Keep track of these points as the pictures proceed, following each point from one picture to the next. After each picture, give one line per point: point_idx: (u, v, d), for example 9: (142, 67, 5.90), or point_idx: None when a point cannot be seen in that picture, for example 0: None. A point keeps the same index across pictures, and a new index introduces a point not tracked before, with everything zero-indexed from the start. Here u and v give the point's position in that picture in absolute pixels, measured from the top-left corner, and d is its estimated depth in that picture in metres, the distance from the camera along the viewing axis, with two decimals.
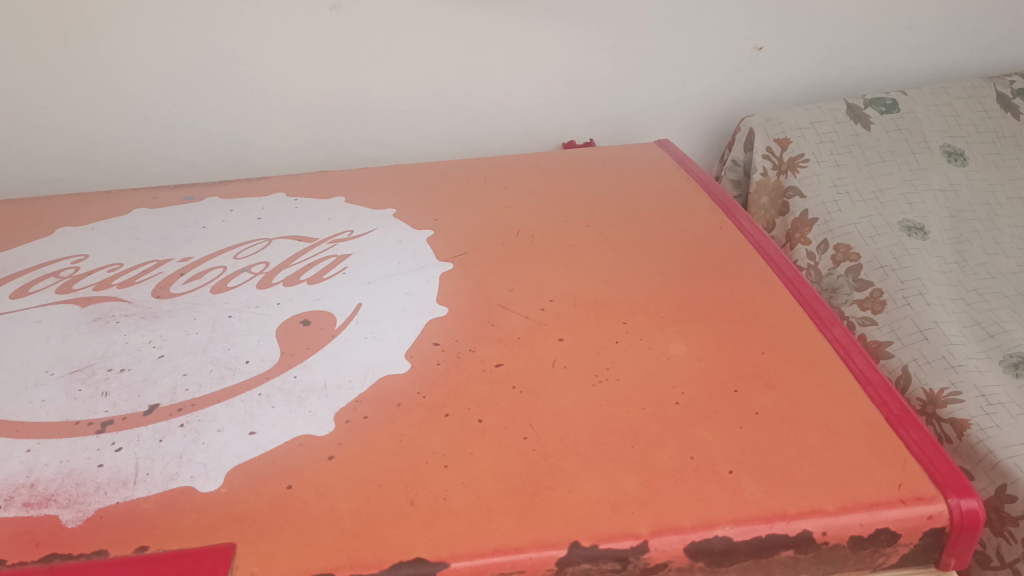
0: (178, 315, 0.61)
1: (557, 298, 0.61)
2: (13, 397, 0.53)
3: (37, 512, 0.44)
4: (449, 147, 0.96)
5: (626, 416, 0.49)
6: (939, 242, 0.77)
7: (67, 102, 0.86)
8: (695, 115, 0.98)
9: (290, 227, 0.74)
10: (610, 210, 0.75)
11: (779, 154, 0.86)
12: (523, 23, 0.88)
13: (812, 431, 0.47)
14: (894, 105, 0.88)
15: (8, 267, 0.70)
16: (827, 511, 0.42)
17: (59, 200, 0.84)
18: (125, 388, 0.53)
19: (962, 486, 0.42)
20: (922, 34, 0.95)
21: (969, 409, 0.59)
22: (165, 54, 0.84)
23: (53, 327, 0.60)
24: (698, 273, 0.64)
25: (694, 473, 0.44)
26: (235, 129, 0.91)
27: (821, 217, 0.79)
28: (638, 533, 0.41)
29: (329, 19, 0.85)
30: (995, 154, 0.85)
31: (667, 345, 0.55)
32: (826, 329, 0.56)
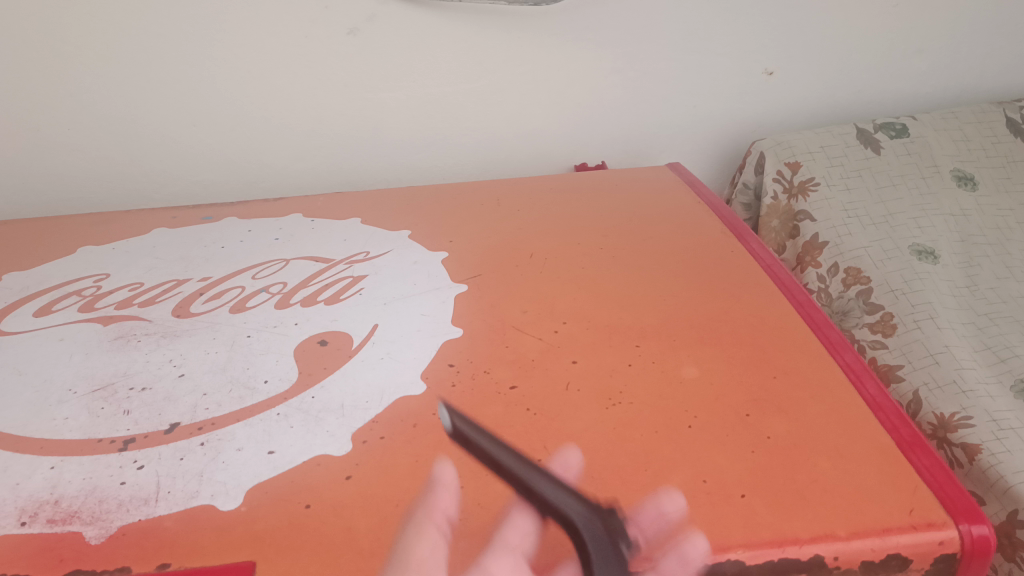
0: (197, 335, 0.62)
1: (570, 320, 0.62)
2: (37, 415, 0.54)
3: (61, 528, 0.45)
4: (462, 169, 0.98)
5: (640, 439, 0.49)
6: (950, 267, 0.77)
7: (90, 123, 0.88)
8: (706, 138, 1.00)
9: (307, 248, 0.75)
10: (622, 232, 0.76)
11: (789, 178, 0.87)
12: (537, 48, 0.89)
13: (823, 457, 0.47)
14: (903, 130, 0.89)
15: (32, 286, 0.72)
16: (839, 536, 0.42)
17: (80, 219, 0.85)
18: (147, 406, 0.54)
19: (973, 512, 0.43)
20: (932, 59, 0.96)
21: (980, 433, 0.59)
22: (184, 77, 0.86)
23: (75, 346, 0.62)
24: (710, 295, 0.65)
25: (706, 496, 0.45)
26: (253, 149, 0.92)
27: (831, 241, 0.80)
28: (651, 556, 0.41)
29: (345, 43, 0.86)
30: (1005, 178, 0.86)
31: (680, 369, 0.56)
32: (837, 354, 0.56)
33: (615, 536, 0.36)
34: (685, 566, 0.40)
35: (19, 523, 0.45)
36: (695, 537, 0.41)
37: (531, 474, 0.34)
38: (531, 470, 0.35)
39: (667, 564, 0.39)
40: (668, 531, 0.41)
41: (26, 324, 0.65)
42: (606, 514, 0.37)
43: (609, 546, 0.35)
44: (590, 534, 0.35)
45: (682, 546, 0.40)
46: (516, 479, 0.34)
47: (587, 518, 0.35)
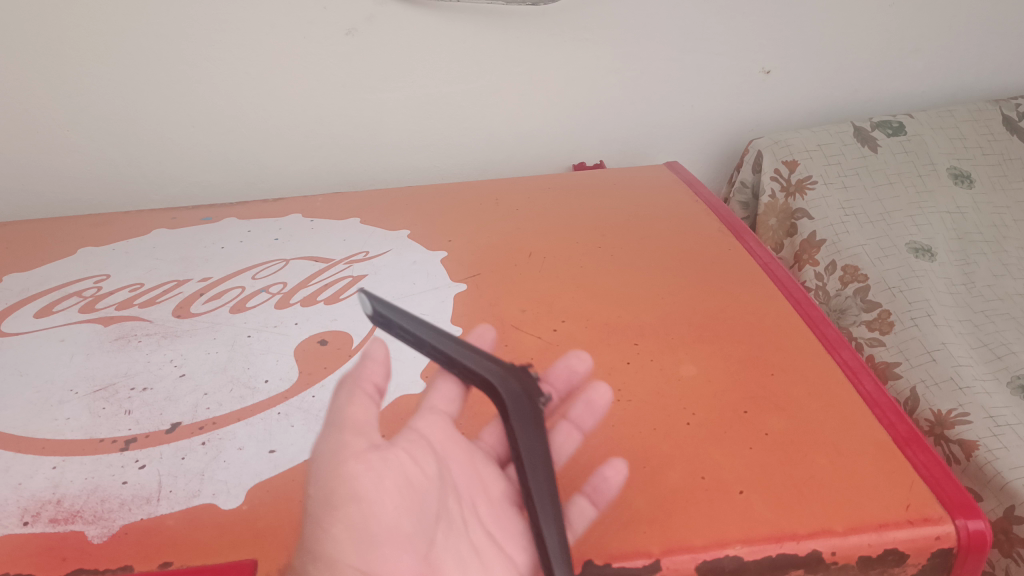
0: (198, 335, 0.62)
1: (569, 319, 0.62)
2: (38, 415, 0.54)
3: (63, 527, 0.45)
4: (462, 169, 0.99)
5: (638, 436, 0.49)
6: (946, 264, 0.78)
7: (89, 125, 0.89)
8: (702, 137, 1.01)
9: (306, 248, 0.75)
10: (620, 231, 0.77)
11: (786, 176, 0.87)
12: (535, 48, 0.89)
13: (821, 453, 0.47)
14: (900, 128, 0.89)
15: (32, 286, 0.72)
16: (836, 531, 0.42)
17: (80, 220, 0.85)
18: (148, 406, 0.54)
19: (969, 507, 0.43)
20: (928, 58, 0.96)
21: (977, 429, 0.60)
22: (181, 78, 0.86)
23: (76, 347, 0.62)
24: (709, 293, 0.65)
25: (704, 493, 0.45)
26: (252, 150, 0.93)
27: (829, 238, 0.80)
28: (650, 552, 0.42)
29: (344, 44, 0.85)
30: (1001, 176, 0.86)
31: (678, 367, 0.56)
32: (834, 350, 0.57)
33: (530, 394, 0.43)
34: (592, 410, 0.48)
35: (22, 523, 0.45)
36: (599, 386, 0.49)
37: (446, 342, 0.41)
38: (446, 340, 0.41)
39: (576, 412, 0.48)
40: (576, 386, 0.49)
41: (27, 325, 0.66)
42: (522, 375, 0.43)
43: (525, 401, 0.42)
44: (509, 394, 0.42)
45: (587, 394, 0.49)
46: (435, 351, 0.40)
47: (502, 378, 0.42)
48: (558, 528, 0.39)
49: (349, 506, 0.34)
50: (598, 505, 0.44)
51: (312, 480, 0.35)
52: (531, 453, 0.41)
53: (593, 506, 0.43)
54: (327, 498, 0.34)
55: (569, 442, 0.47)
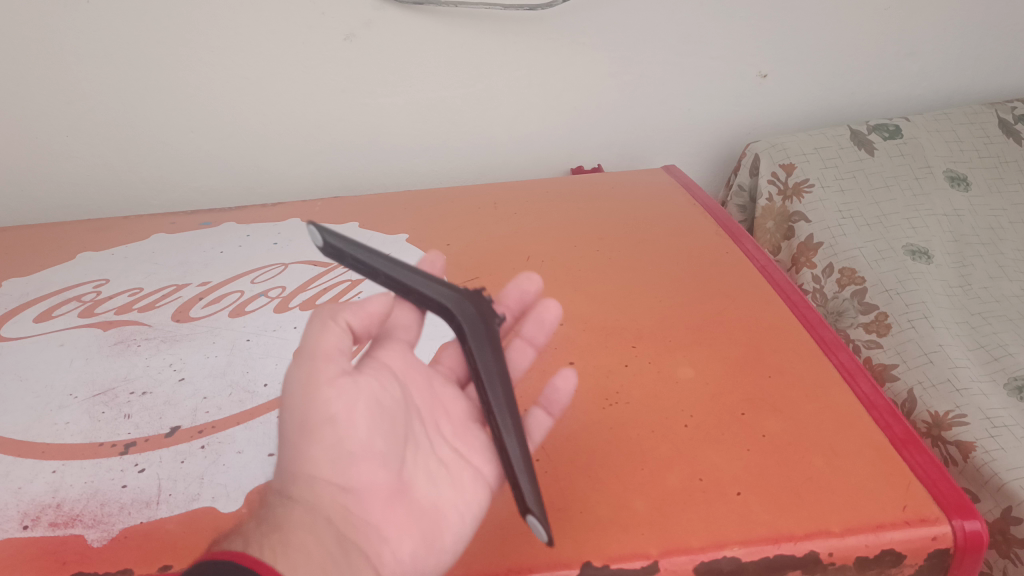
0: (197, 339, 0.63)
1: (567, 322, 0.63)
2: (38, 419, 0.55)
3: (63, 531, 0.45)
4: (460, 173, 0.99)
5: (636, 439, 0.50)
6: (943, 266, 0.78)
7: (88, 131, 0.89)
8: (699, 140, 1.01)
9: (305, 252, 0.76)
10: (617, 234, 0.77)
11: (783, 179, 0.87)
12: (533, 52, 0.89)
13: (819, 455, 0.48)
14: (897, 131, 0.89)
15: (31, 291, 0.72)
16: (834, 532, 0.42)
17: (79, 225, 0.86)
18: (147, 411, 0.55)
19: (965, 507, 0.43)
20: (925, 61, 0.97)
21: (974, 431, 0.60)
22: (181, 84, 0.86)
23: (76, 351, 0.62)
24: (705, 296, 0.65)
25: (702, 494, 0.45)
26: (251, 155, 0.93)
27: (826, 241, 0.81)
28: (648, 553, 0.42)
29: (343, 49, 0.86)
30: (997, 178, 0.87)
31: (675, 369, 0.56)
32: (831, 353, 0.57)
33: (486, 316, 0.43)
34: (542, 327, 0.51)
35: (22, 527, 0.45)
36: (549, 304, 0.51)
37: (403, 272, 0.41)
38: (403, 270, 0.41)
39: (528, 330, 0.51)
40: (527, 304, 0.52)
41: (26, 329, 0.66)
42: (478, 299, 0.44)
43: (481, 323, 0.43)
44: (464, 316, 0.42)
45: (536, 312, 0.51)
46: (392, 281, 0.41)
47: (458, 302, 0.42)
48: (519, 441, 0.40)
49: (325, 426, 0.39)
50: (553, 414, 0.48)
51: (288, 407, 0.40)
52: (490, 372, 0.41)
53: (549, 416, 0.48)
54: (303, 421, 0.39)
55: (524, 356, 0.50)
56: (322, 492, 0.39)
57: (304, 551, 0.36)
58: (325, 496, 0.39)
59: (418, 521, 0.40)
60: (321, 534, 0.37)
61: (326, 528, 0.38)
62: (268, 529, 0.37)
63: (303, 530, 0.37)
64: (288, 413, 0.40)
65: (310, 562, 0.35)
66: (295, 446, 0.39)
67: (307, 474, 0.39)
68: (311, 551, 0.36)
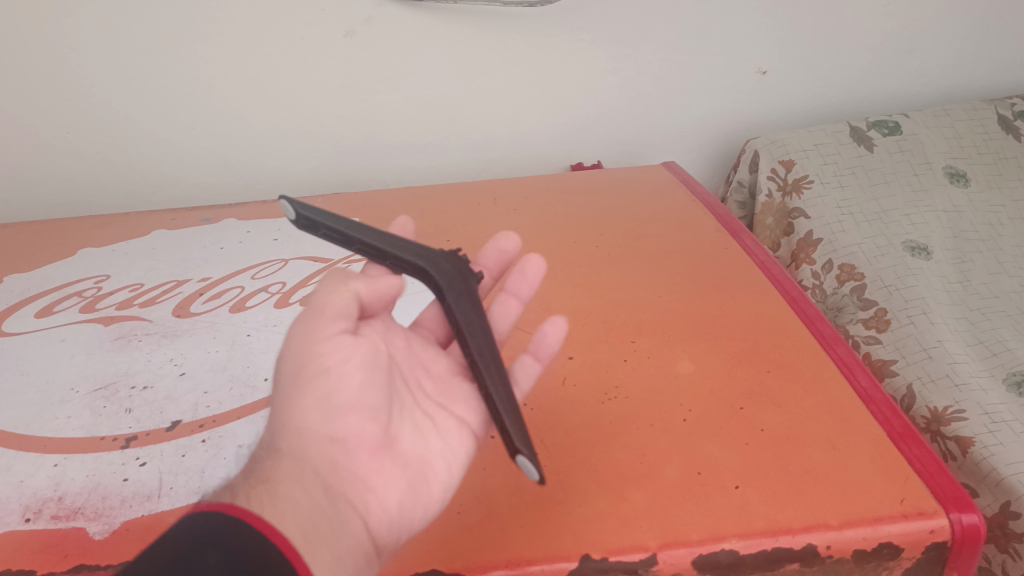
0: (198, 334, 0.63)
1: (566, 317, 0.63)
2: (40, 414, 0.55)
3: (65, 524, 0.45)
4: (459, 169, 0.99)
5: (635, 433, 0.50)
6: (942, 262, 0.78)
7: (89, 127, 0.89)
8: (699, 137, 1.01)
9: (305, 248, 0.76)
10: (617, 230, 0.77)
11: (783, 175, 0.87)
12: (532, 48, 0.89)
13: (817, 448, 0.48)
14: (896, 127, 0.89)
15: (32, 287, 0.72)
16: (831, 525, 0.43)
17: (80, 221, 0.86)
18: (148, 405, 0.55)
19: (962, 500, 0.43)
20: (924, 58, 0.97)
21: (973, 426, 0.60)
22: (182, 80, 0.86)
23: (77, 346, 0.62)
24: (705, 291, 0.65)
25: (701, 488, 0.45)
26: (252, 151, 0.94)
27: (825, 238, 0.81)
28: (647, 546, 0.42)
29: (343, 45, 0.86)
30: (997, 174, 0.87)
31: (674, 363, 0.56)
32: (830, 347, 0.57)
33: (464, 275, 0.44)
34: (527, 281, 0.51)
35: (24, 520, 0.45)
36: (532, 259, 0.51)
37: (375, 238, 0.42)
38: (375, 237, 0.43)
39: (512, 284, 0.51)
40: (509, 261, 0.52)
41: (28, 325, 0.66)
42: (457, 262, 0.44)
43: (459, 280, 0.43)
44: (441, 275, 0.43)
45: (519, 266, 0.51)
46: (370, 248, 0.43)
47: (433, 262, 0.43)
48: (502, 382, 0.40)
49: (319, 378, 0.40)
50: (542, 361, 0.48)
51: (289, 362, 0.41)
52: (470, 323, 0.42)
53: (537, 363, 0.48)
54: (302, 373, 0.40)
55: (508, 310, 0.50)
56: (313, 442, 0.40)
57: (289, 499, 0.37)
58: (314, 446, 0.39)
59: (404, 473, 0.41)
60: (308, 480, 0.38)
61: (313, 475, 0.38)
62: (257, 480, 0.37)
63: (289, 478, 0.38)
64: (289, 367, 0.41)
65: (294, 509, 0.36)
66: (291, 397, 0.41)
67: (299, 423, 0.40)
68: (296, 498, 0.37)
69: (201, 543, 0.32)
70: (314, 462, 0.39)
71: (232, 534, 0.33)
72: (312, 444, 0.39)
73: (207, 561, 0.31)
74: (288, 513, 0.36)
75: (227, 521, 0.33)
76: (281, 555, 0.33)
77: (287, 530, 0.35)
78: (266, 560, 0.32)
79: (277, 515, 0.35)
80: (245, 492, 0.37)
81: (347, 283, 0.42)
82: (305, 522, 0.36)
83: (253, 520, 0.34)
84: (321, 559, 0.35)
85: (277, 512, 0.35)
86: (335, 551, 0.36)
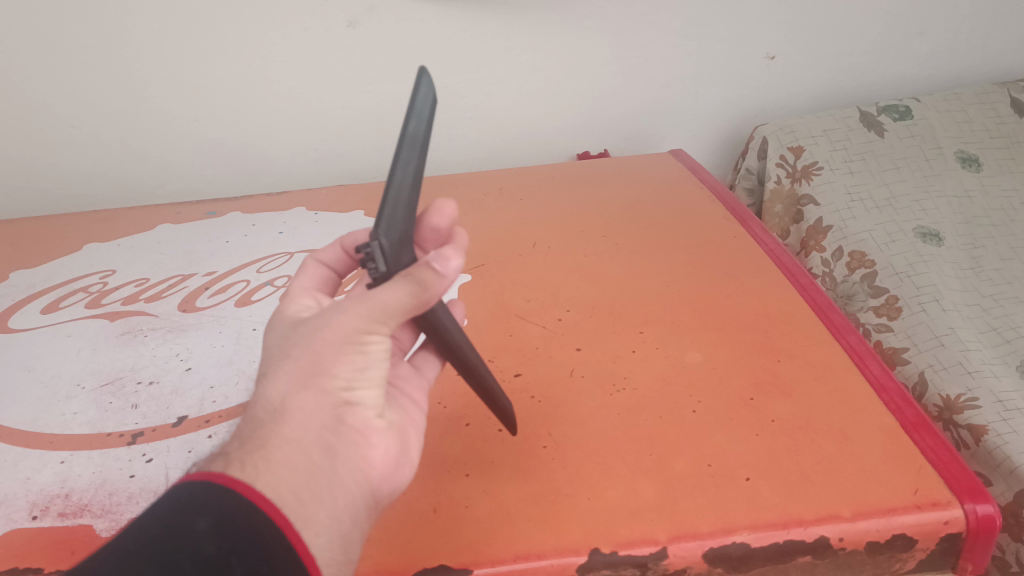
0: (203, 329, 0.62)
1: (573, 308, 0.62)
2: (46, 410, 0.55)
3: (72, 521, 0.45)
4: (465, 160, 0.99)
5: (644, 425, 0.49)
6: (954, 249, 0.77)
7: (93, 121, 0.89)
8: (706, 124, 1.00)
9: (310, 242, 0.75)
10: (624, 218, 0.76)
11: (792, 162, 0.87)
12: (537, 37, 0.88)
13: (828, 439, 0.47)
14: (906, 112, 0.88)
15: (39, 283, 0.72)
16: (843, 517, 0.42)
17: (85, 216, 0.85)
18: (154, 400, 0.55)
19: (977, 491, 0.43)
20: (934, 41, 0.95)
21: (986, 414, 0.59)
22: (185, 74, 0.86)
23: (83, 342, 0.62)
24: (713, 280, 0.65)
25: (711, 480, 0.45)
26: (256, 144, 0.93)
27: (835, 224, 0.80)
28: (656, 539, 0.41)
29: (346, 36, 0.85)
30: (1009, 159, 0.85)
31: (683, 354, 0.56)
32: (840, 336, 0.56)
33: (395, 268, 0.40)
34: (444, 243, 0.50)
35: (31, 517, 0.45)
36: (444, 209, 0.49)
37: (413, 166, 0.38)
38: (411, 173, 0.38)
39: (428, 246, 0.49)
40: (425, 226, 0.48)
41: (33, 321, 0.66)
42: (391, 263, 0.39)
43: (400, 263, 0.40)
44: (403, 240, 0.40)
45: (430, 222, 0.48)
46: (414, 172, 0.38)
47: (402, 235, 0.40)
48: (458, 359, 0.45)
49: (359, 352, 0.38)
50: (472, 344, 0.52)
51: (328, 327, 0.38)
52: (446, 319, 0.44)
53: None
54: (341, 343, 0.38)
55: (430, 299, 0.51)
56: (331, 406, 0.37)
57: (289, 463, 0.35)
58: (330, 408, 0.37)
59: (395, 443, 0.41)
60: (312, 443, 0.36)
61: (320, 435, 0.37)
62: (253, 445, 0.35)
63: (294, 439, 0.36)
64: (325, 331, 0.38)
65: (294, 474, 0.35)
66: (318, 359, 0.37)
67: (320, 385, 0.37)
68: (298, 462, 0.35)
69: (191, 509, 0.32)
70: (326, 423, 0.37)
71: (225, 503, 0.33)
72: (328, 409, 0.37)
73: (195, 530, 0.32)
74: (283, 481, 0.34)
75: (219, 487, 0.33)
76: (271, 523, 0.33)
77: (279, 495, 0.34)
78: (256, 529, 0.32)
79: (271, 482, 0.34)
80: (238, 460, 0.35)
81: (427, 285, 0.37)
82: (302, 490, 0.35)
83: (246, 486, 0.33)
84: (319, 521, 0.35)
85: (273, 478, 0.34)
86: (333, 513, 0.36)
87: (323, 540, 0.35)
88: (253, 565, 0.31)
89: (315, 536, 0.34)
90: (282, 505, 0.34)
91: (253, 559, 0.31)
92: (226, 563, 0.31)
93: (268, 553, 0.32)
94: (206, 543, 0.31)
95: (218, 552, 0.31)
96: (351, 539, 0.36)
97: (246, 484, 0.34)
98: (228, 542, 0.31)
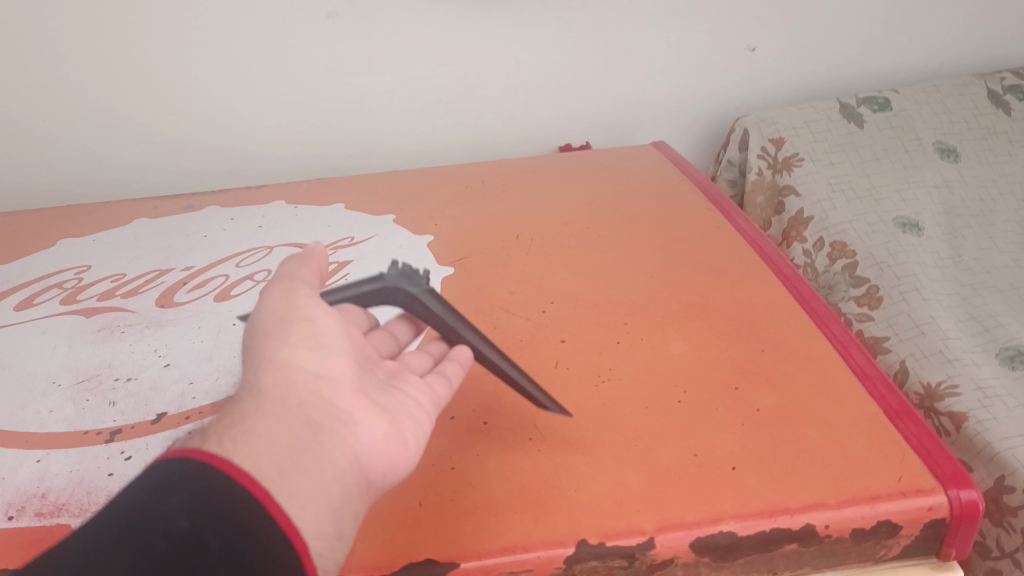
0: (183, 325, 0.61)
1: (558, 299, 0.62)
2: (21, 408, 0.53)
3: (50, 521, 0.44)
4: (446, 153, 0.98)
5: (629, 416, 0.49)
6: (934, 238, 0.78)
7: (67, 114, 0.87)
8: (689, 116, 1.00)
9: (291, 235, 0.74)
10: (608, 210, 0.76)
11: (773, 153, 0.87)
12: (518, 28, 0.88)
13: (813, 427, 0.47)
14: (886, 103, 0.89)
15: (12, 279, 0.71)
16: (829, 505, 0.42)
17: (60, 211, 0.84)
18: (133, 397, 0.54)
19: (961, 477, 0.43)
20: (913, 33, 0.96)
21: (967, 401, 0.60)
22: (163, 65, 0.85)
23: (59, 339, 0.61)
24: (697, 273, 0.65)
25: (697, 469, 0.45)
26: (235, 137, 0.92)
27: (817, 215, 0.80)
28: (643, 530, 0.41)
29: (326, 27, 0.84)
30: (987, 149, 0.86)
31: (668, 345, 0.56)
32: (824, 325, 0.57)
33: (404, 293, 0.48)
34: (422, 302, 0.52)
35: (7, 517, 0.44)
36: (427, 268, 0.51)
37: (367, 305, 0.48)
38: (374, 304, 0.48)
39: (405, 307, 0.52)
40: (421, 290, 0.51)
41: (8, 317, 0.65)
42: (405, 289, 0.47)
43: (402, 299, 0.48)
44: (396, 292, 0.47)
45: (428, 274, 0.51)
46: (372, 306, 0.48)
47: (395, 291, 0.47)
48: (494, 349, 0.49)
49: (302, 321, 0.39)
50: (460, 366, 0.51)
51: (265, 311, 0.40)
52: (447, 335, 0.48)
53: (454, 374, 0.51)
54: (283, 316, 0.39)
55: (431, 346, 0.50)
56: (297, 379, 0.37)
57: (268, 437, 0.35)
58: (299, 382, 0.37)
59: (391, 413, 0.39)
60: (289, 417, 0.36)
61: (300, 409, 0.36)
62: (232, 421, 0.36)
63: (273, 414, 0.36)
64: (263, 315, 0.40)
65: (274, 447, 0.35)
66: (268, 337, 0.39)
67: (280, 359, 0.38)
68: (278, 434, 0.35)
69: (164, 486, 0.32)
70: (302, 399, 0.37)
71: (200, 477, 0.32)
72: (293, 381, 0.37)
73: (169, 506, 0.31)
74: (263, 453, 0.34)
75: (195, 464, 0.33)
76: (249, 496, 0.32)
77: (259, 470, 0.33)
78: (234, 502, 0.32)
79: (249, 455, 0.34)
80: (218, 435, 0.35)
81: (309, 254, 0.44)
82: (283, 460, 0.34)
83: (224, 462, 0.33)
84: (303, 492, 0.34)
85: (252, 451, 0.34)
86: (318, 485, 0.35)
87: (309, 511, 0.34)
88: (229, 541, 0.31)
89: (301, 507, 0.34)
90: (262, 478, 0.33)
91: (229, 534, 0.31)
92: (200, 539, 0.30)
93: (246, 525, 0.31)
94: (180, 519, 0.30)
95: (192, 528, 0.30)
96: (343, 512, 0.35)
97: (223, 458, 0.33)
98: (203, 517, 0.31)
